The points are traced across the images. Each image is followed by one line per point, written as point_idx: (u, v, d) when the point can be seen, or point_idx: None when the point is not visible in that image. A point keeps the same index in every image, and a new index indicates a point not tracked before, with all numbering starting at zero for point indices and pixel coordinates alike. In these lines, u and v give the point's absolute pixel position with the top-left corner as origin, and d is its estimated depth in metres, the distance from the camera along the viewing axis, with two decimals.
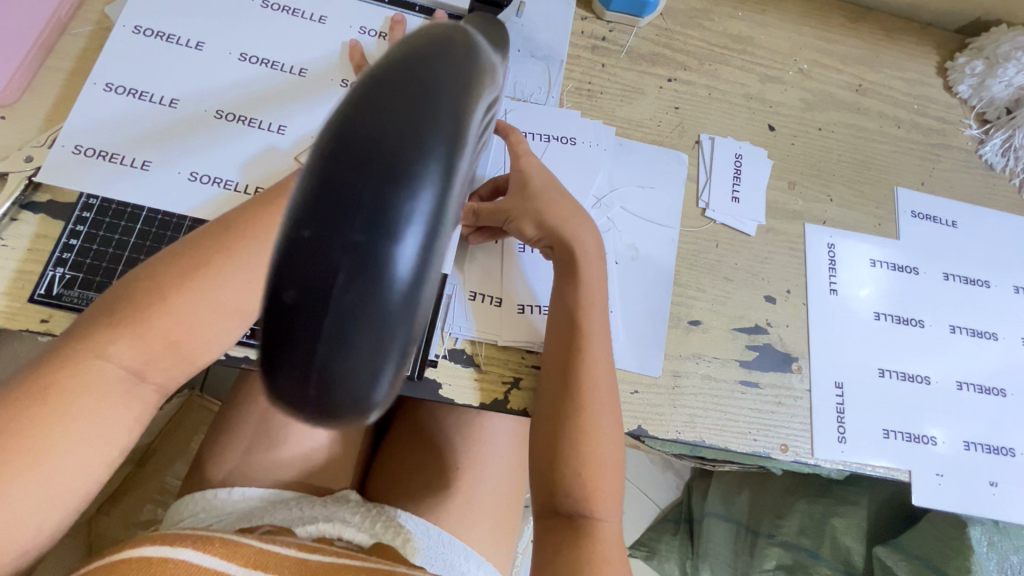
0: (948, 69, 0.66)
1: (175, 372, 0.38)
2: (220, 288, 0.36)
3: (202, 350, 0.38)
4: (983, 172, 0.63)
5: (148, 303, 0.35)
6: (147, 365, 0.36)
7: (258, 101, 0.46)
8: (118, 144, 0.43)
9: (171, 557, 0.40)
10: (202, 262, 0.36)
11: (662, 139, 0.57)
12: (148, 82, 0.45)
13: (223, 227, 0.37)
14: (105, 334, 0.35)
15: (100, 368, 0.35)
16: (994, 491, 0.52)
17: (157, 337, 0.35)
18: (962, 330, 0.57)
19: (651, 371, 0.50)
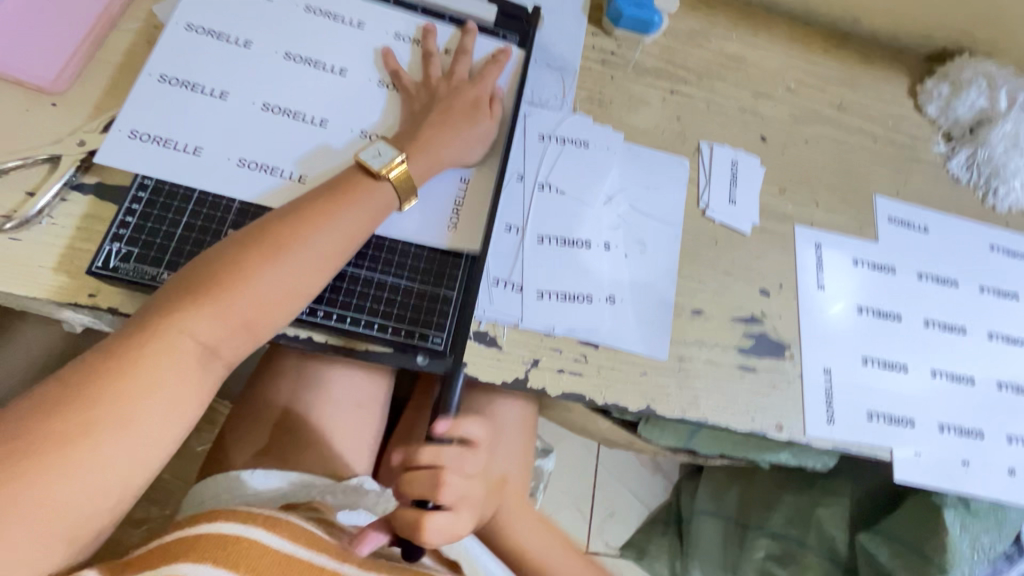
0: (918, 91, 0.73)
1: (242, 350, 0.42)
2: (290, 268, 0.42)
3: (269, 329, 0.43)
4: (951, 184, 0.70)
5: (227, 284, 0.40)
6: (218, 341, 0.40)
7: (303, 97, 0.50)
8: (174, 132, 0.47)
9: (245, 537, 0.44)
10: (271, 247, 0.42)
11: (666, 145, 0.62)
12: (200, 75, 0.49)
13: (290, 220, 0.43)
14: (185, 309, 0.39)
15: (179, 339, 0.39)
16: (966, 469, 0.57)
17: (233, 313, 0.40)
18: (935, 324, 0.62)
19: (657, 354, 0.54)
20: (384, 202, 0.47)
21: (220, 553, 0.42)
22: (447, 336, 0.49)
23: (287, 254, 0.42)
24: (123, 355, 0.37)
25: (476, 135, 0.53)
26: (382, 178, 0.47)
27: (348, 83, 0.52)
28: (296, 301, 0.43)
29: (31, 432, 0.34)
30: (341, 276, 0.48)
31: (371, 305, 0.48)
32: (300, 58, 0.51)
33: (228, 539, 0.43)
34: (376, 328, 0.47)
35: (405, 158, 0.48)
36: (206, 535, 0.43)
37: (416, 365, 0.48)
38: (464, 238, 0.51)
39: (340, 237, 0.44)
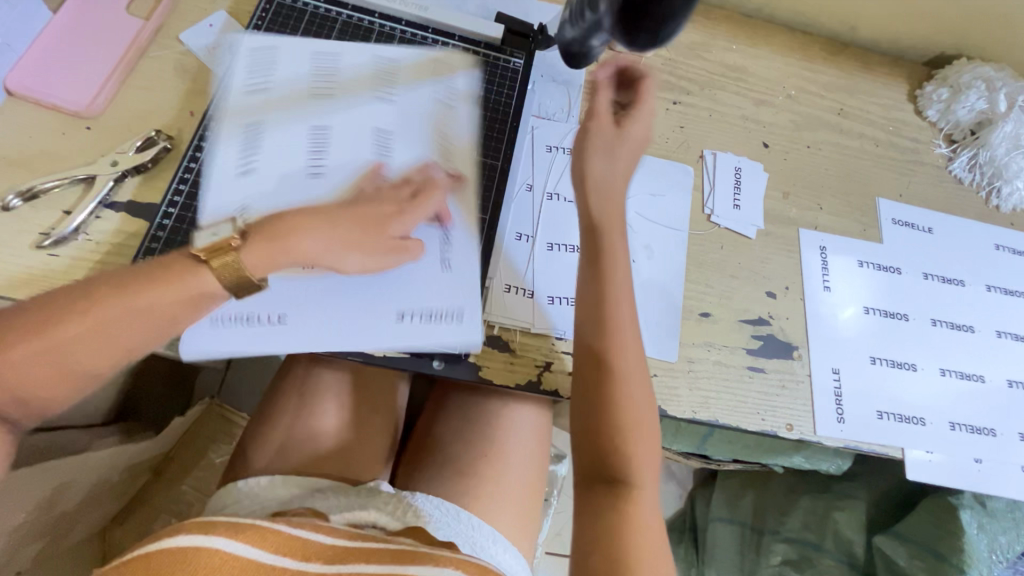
0: (918, 96, 0.74)
1: (99, 360, 0.41)
2: (177, 293, 0.41)
3: (127, 340, 0.41)
4: (954, 185, 0.71)
5: (89, 292, 0.40)
6: (95, 356, 0.41)
7: (321, 115, 0.53)
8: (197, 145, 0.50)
9: (205, 546, 0.45)
10: (165, 269, 0.41)
11: (670, 153, 0.64)
12: (224, 91, 0.52)
13: (178, 242, 0.43)
14: (68, 318, 0.39)
15: (55, 345, 0.39)
16: (979, 468, 0.57)
17: (109, 331, 0.40)
18: (943, 323, 0.63)
19: (667, 356, 0.55)
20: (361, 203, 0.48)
21: (179, 564, 0.44)
22: (462, 341, 0.50)
23: (177, 279, 0.41)
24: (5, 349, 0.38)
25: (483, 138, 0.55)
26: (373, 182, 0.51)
27: (354, 92, 0.53)
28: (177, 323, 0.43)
29: None
30: (358, 286, 0.50)
31: (387, 311, 0.50)
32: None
33: (188, 550, 0.45)
34: (393, 334, 0.49)
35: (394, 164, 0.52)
36: (167, 549, 0.45)
37: (431, 369, 0.50)
38: (476, 247, 0.53)
39: (256, 254, 0.43)
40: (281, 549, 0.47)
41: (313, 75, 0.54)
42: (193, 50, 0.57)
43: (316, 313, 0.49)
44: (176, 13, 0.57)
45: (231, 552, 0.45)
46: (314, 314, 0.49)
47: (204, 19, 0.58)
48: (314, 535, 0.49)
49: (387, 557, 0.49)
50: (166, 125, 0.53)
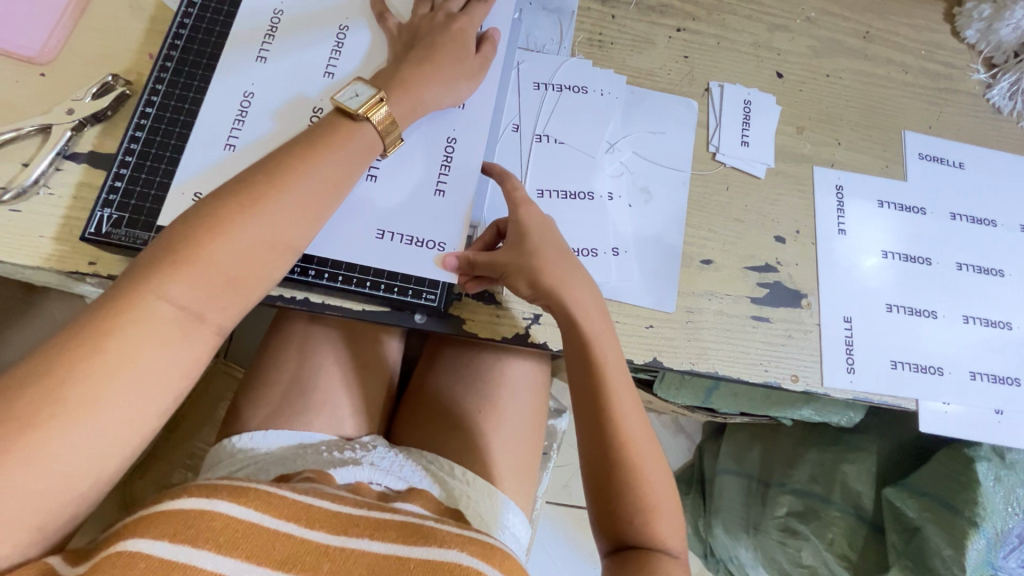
0: (956, 14, 0.66)
1: (231, 310, 0.40)
2: (313, 180, 0.42)
3: (257, 285, 0.41)
4: (990, 115, 0.64)
5: (202, 240, 0.39)
6: (258, 255, 0.40)
7: (279, 48, 0.49)
8: (150, 81, 0.47)
9: (209, 510, 0.39)
10: (293, 161, 0.42)
11: (672, 87, 0.59)
12: (179, 23, 0.49)
13: (264, 169, 0.41)
14: (228, 216, 0.39)
15: (258, 219, 0.40)
16: (999, 419, 0.54)
17: (268, 229, 0.40)
18: (969, 267, 0.58)
19: (664, 306, 0.52)
20: (367, 147, 0.45)
21: (182, 529, 0.38)
22: (441, 292, 0.48)
23: (310, 167, 0.42)
24: (173, 254, 0.38)
25: (453, 61, 0.49)
26: (360, 117, 0.45)
27: (316, 23, 0.50)
28: (319, 219, 0.43)
29: (57, 370, 0.34)
30: (329, 235, 0.46)
31: (364, 262, 0.46)
32: (271, 12, 0.50)
33: (191, 514, 0.38)
34: (369, 287, 0.47)
35: (384, 96, 0.46)
36: (166, 512, 0.38)
37: (412, 323, 0.48)
38: (456, 192, 0.49)
39: (344, 160, 0.44)
40: (285, 515, 0.41)
41: (270, 4, 0.50)
42: None
43: None
44: None
45: (234, 515, 0.39)
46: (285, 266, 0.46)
47: None
48: (316, 502, 0.44)
49: (393, 533, 0.43)
50: (125, 70, 0.50)
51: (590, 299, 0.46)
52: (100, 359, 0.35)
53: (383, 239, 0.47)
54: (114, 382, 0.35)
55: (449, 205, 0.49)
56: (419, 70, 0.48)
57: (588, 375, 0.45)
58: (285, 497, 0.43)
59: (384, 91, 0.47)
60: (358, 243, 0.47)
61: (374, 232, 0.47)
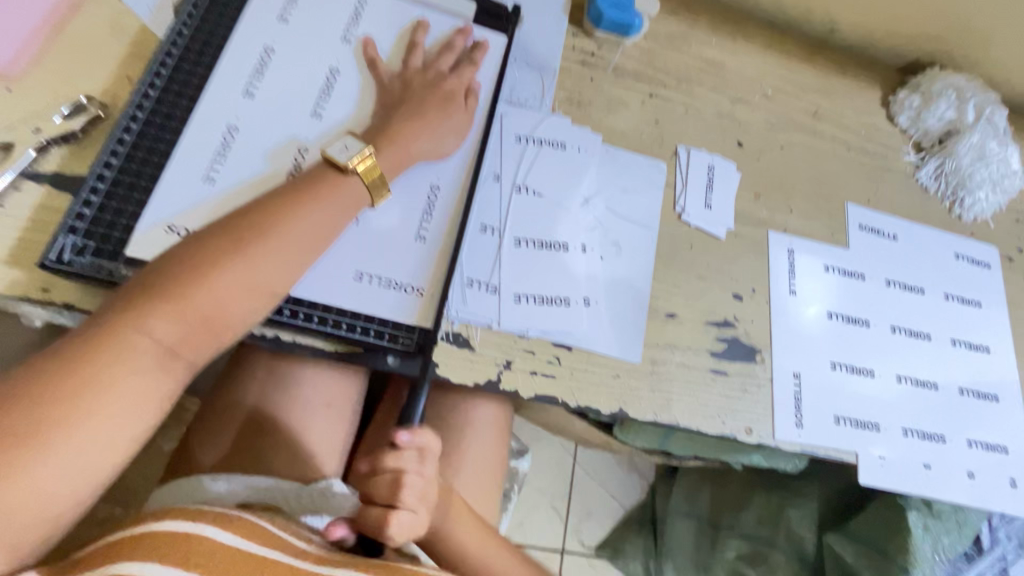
0: (891, 102, 0.74)
1: (206, 348, 0.41)
2: (302, 228, 0.43)
3: (234, 326, 0.41)
4: (920, 193, 0.71)
5: (186, 278, 0.39)
6: (240, 298, 0.40)
7: (267, 85, 0.50)
8: (129, 106, 0.46)
9: (196, 533, 0.39)
10: (284, 208, 0.43)
11: (643, 148, 0.62)
12: (166, 50, 0.49)
13: (255, 212, 0.42)
14: (211, 259, 0.40)
15: (244, 262, 0.40)
16: (927, 473, 0.59)
17: (252, 272, 0.41)
18: (902, 330, 0.64)
19: (630, 357, 0.54)
20: (356, 197, 0.46)
21: (172, 549, 0.38)
22: (418, 335, 0.48)
23: (298, 217, 0.43)
24: (155, 294, 0.38)
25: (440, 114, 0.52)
26: (350, 170, 0.46)
27: (308, 64, 0.52)
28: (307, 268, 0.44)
29: (33, 395, 0.34)
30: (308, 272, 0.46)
31: (341, 302, 0.47)
32: (261, 49, 0.51)
33: (179, 536, 0.39)
34: (345, 328, 0.46)
35: (373, 151, 0.48)
36: (147, 533, 0.38)
37: (385, 365, 0.47)
38: (438, 236, 0.50)
39: (331, 211, 0.45)
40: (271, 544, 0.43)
41: (263, 40, 0.51)
42: (132, 9, 0.52)
43: None
44: None
45: (222, 540, 0.40)
46: None
47: None
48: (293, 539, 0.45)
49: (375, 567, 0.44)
50: (100, 90, 0.49)
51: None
52: (79, 399, 0.35)
53: (360, 280, 0.48)
54: (94, 421, 0.35)
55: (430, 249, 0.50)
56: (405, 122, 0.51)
57: None
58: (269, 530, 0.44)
59: (373, 146, 0.48)
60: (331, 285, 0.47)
61: (351, 274, 0.48)
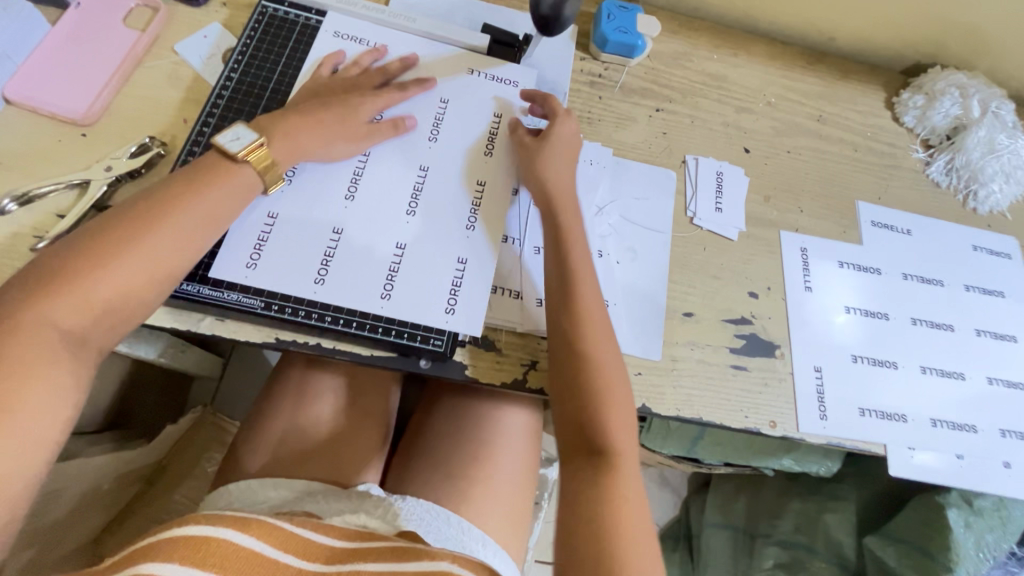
0: (895, 103, 0.76)
1: (148, 288, 0.45)
2: (226, 198, 0.48)
3: (170, 270, 0.45)
4: (932, 189, 0.72)
5: (126, 228, 0.44)
6: (170, 246, 0.45)
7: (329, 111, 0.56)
8: (188, 145, 0.53)
9: (214, 537, 0.45)
10: (201, 176, 0.48)
11: (653, 158, 0.66)
12: (218, 94, 0.55)
13: (184, 180, 0.47)
14: (149, 218, 0.45)
15: (175, 215, 0.46)
16: (961, 463, 0.58)
17: (182, 226, 0.46)
18: (923, 322, 0.64)
19: (651, 355, 0.56)
20: (248, 185, 0.49)
21: (192, 551, 0.44)
22: (448, 338, 0.51)
23: (220, 183, 0.48)
24: (118, 236, 0.44)
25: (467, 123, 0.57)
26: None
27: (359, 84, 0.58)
28: (213, 229, 0.48)
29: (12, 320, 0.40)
30: (343, 287, 0.50)
31: (376, 310, 0.50)
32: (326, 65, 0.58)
33: (199, 539, 0.44)
34: (378, 331, 0.50)
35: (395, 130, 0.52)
36: (173, 538, 0.44)
37: (417, 367, 0.51)
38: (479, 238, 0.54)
39: (237, 184, 0.49)
40: (284, 544, 0.48)
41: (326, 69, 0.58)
42: (187, 60, 0.58)
43: (305, 312, 0.49)
44: (171, 25, 0.59)
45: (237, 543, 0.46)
46: (301, 313, 0.49)
47: (198, 31, 0.60)
48: (313, 534, 0.50)
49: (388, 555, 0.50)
50: (160, 131, 0.55)
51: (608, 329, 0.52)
52: (39, 329, 0.40)
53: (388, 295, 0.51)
54: (43, 358, 0.40)
55: (471, 276, 0.52)
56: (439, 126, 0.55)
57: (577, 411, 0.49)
58: (285, 528, 0.49)
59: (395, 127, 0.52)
60: (359, 299, 0.50)
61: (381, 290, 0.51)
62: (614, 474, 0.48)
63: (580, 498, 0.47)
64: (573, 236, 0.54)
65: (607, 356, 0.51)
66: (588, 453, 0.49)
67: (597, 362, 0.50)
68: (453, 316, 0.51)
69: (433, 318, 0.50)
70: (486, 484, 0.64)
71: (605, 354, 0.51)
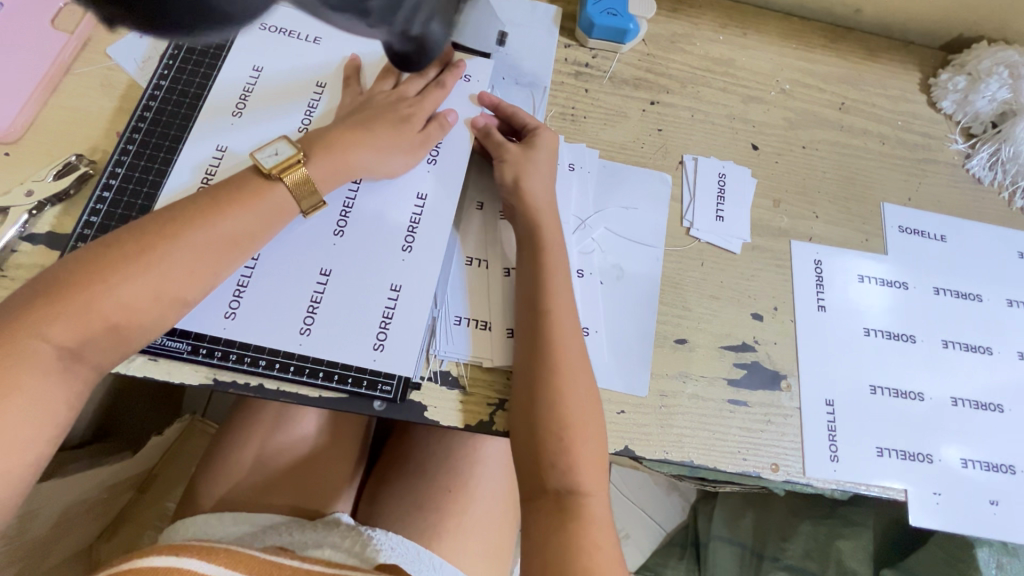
0: (931, 85, 0.66)
1: (114, 353, 0.40)
2: (219, 234, 0.42)
3: (142, 331, 0.40)
4: (971, 186, 0.63)
5: (89, 284, 0.38)
6: (146, 305, 0.40)
7: (252, 116, 0.51)
8: (110, 164, 0.48)
9: (178, 567, 0.42)
10: (199, 215, 0.42)
11: (645, 160, 0.58)
12: (147, 105, 0.50)
13: (166, 221, 0.41)
14: (111, 266, 0.39)
15: (150, 265, 0.40)
16: (995, 510, 0.51)
17: (162, 277, 0.40)
18: (956, 344, 0.56)
19: (636, 390, 0.50)
20: (282, 207, 0.45)
21: None
22: (397, 382, 0.46)
23: (210, 223, 0.42)
24: (124, 250, 0.40)
25: (401, 149, 0.50)
26: (274, 177, 0.45)
27: (286, 95, 0.52)
28: (202, 282, 0.42)
29: None
30: (264, 319, 0.46)
31: (318, 351, 0.45)
32: (249, 71, 0.52)
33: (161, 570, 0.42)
34: (322, 376, 0.45)
35: (303, 157, 0.46)
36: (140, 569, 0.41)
37: (370, 410, 0.46)
38: (422, 260, 0.49)
39: (253, 216, 0.44)
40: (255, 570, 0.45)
41: (246, 73, 0.52)
42: (121, 64, 0.53)
43: (236, 356, 0.45)
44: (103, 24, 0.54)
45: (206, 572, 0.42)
46: (235, 356, 0.45)
47: None
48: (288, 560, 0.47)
49: None
50: (91, 148, 0.50)
51: (580, 353, 0.46)
52: (27, 346, 0.37)
53: (306, 335, 0.46)
54: (28, 377, 0.36)
55: (405, 305, 0.47)
56: (364, 153, 0.48)
57: (534, 444, 0.44)
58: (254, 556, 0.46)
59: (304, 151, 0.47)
60: (285, 340, 0.45)
61: (299, 327, 0.46)
62: (578, 520, 0.42)
63: (545, 551, 0.42)
64: (549, 256, 0.48)
65: (579, 386, 0.45)
66: (551, 493, 0.43)
67: (562, 385, 0.44)
68: (381, 354, 0.46)
69: (367, 354, 0.46)
70: (462, 518, 0.59)
71: (571, 377, 0.45)
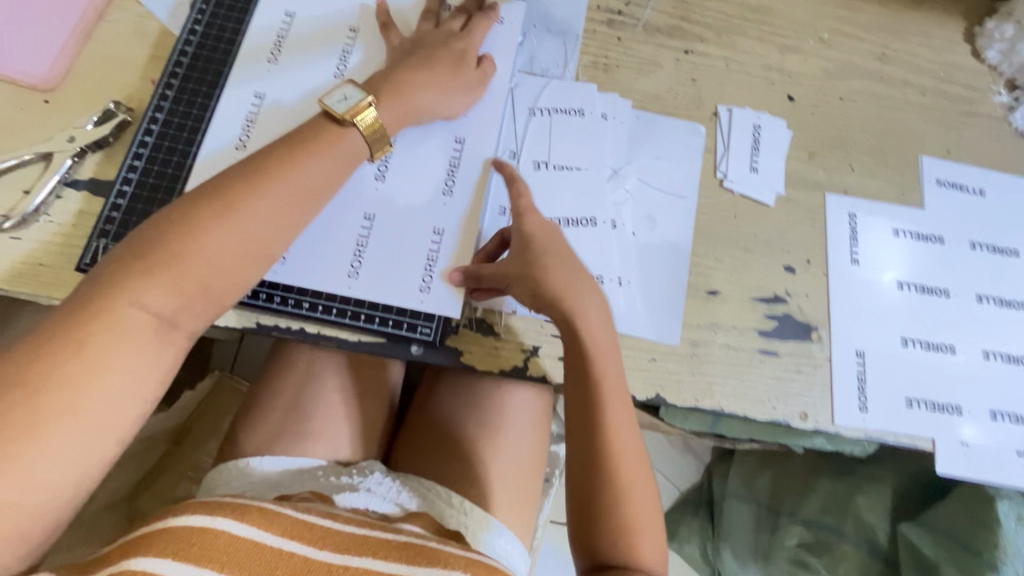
0: (976, 35, 0.64)
1: (207, 313, 0.41)
2: (296, 184, 0.42)
3: (232, 290, 0.41)
4: (1013, 139, 0.61)
5: (179, 244, 0.39)
6: (234, 263, 0.40)
7: (288, 62, 0.50)
8: (150, 108, 0.48)
9: (211, 527, 0.41)
10: (274, 169, 0.42)
11: (679, 111, 0.57)
12: (182, 51, 0.50)
13: (242, 177, 0.41)
14: (198, 225, 0.39)
15: (235, 222, 0.40)
16: (1021, 461, 0.51)
17: (246, 233, 0.40)
18: (990, 299, 0.56)
19: (667, 339, 0.51)
20: (353, 152, 0.45)
21: (184, 544, 0.40)
22: (436, 326, 0.47)
23: (287, 177, 0.42)
24: (207, 209, 0.40)
25: (462, 90, 0.51)
26: (349, 122, 0.45)
27: (319, 40, 0.51)
28: (284, 236, 0.42)
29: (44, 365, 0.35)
30: (305, 263, 0.47)
31: (360, 293, 0.47)
32: (282, 16, 0.51)
33: (194, 531, 0.41)
34: (363, 319, 0.47)
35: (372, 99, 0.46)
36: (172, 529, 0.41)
37: (408, 353, 0.47)
38: (460, 207, 0.49)
39: (325, 165, 0.44)
40: (286, 532, 0.43)
41: (279, 19, 0.51)
42: (152, 10, 0.52)
43: (280, 298, 0.46)
44: None
45: (237, 534, 0.42)
46: (278, 298, 0.46)
47: None
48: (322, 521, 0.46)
49: (394, 553, 0.45)
50: (127, 96, 0.50)
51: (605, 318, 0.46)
52: (129, 310, 0.37)
53: (354, 275, 0.47)
54: (124, 335, 0.37)
55: (447, 249, 0.48)
56: (427, 95, 0.49)
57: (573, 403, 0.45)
58: (288, 517, 0.45)
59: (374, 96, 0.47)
60: (331, 280, 0.47)
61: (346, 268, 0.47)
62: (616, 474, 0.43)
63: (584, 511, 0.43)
64: None
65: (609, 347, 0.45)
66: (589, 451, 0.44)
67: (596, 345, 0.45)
68: (427, 295, 0.47)
69: (409, 296, 0.47)
70: (490, 465, 0.61)
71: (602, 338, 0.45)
